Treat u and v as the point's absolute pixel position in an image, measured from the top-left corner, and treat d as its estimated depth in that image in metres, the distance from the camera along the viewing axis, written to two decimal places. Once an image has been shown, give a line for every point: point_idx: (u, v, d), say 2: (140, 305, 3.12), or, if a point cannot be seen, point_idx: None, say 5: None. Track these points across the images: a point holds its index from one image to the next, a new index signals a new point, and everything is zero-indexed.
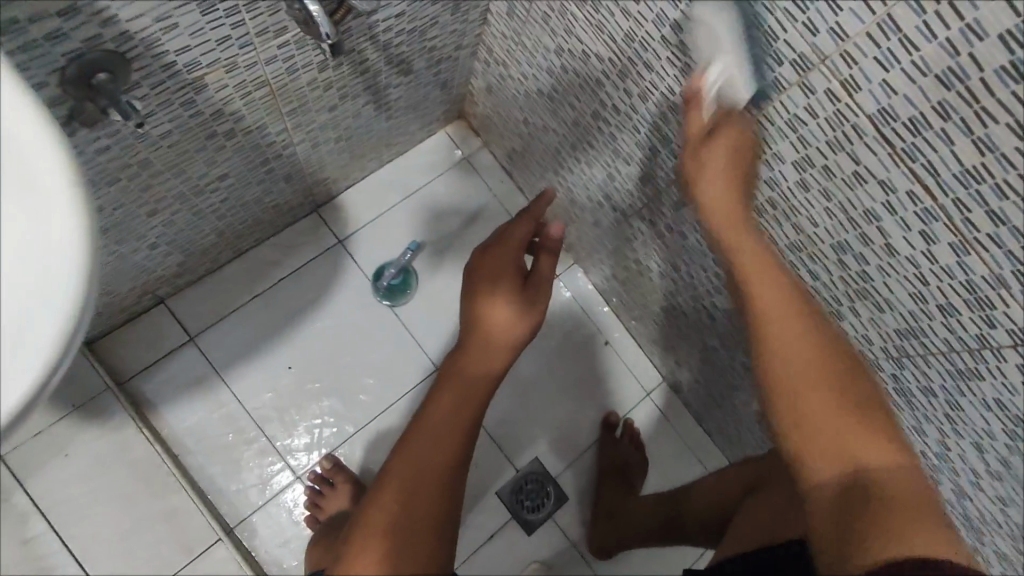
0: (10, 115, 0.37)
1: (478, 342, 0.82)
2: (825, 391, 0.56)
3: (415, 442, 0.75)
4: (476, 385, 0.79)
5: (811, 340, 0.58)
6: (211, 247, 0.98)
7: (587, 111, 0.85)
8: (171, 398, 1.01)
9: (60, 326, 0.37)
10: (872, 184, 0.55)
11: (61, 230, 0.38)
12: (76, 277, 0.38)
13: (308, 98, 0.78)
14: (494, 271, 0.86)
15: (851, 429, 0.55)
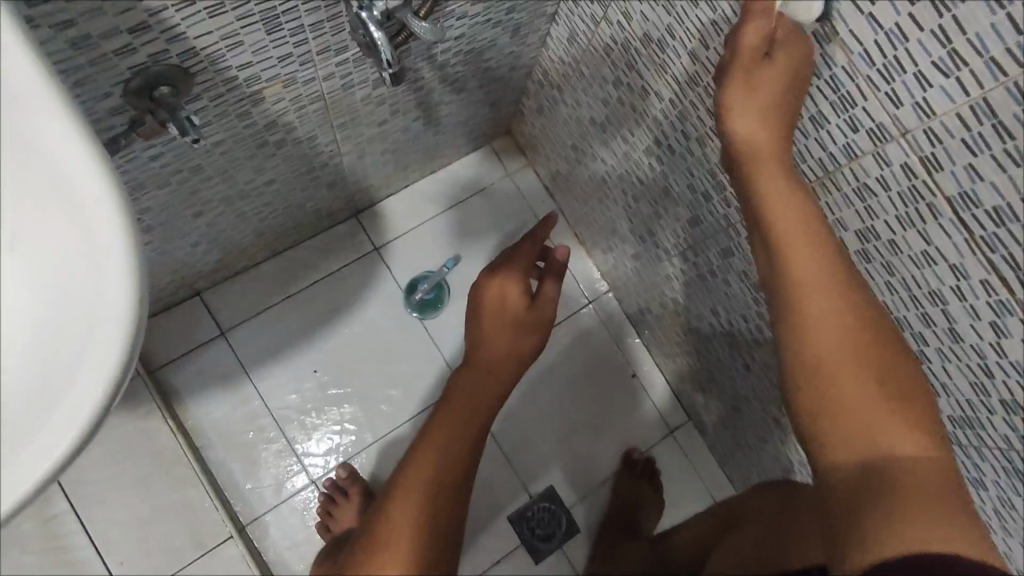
0: (57, 145, 0.35)
1: (489, 366, 0.81)
2: (863, 379, 0.50)
3: (430, 449, 0.75)
4: (482, 399, 0.79)
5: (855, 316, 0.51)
6: (250, 246, 0.99)
7: (640, 146, 0.83)
8: (198, 391, 1.02)
9: (102, 391, 0.35)
10: (942, 266, 0.52)
11: (111, 295, 0.36)
12: (121, 339, 0.36)
13: (360, 112, 0.78)
14: (498, 294, 0.83)
15: (896, 412, 0.49)
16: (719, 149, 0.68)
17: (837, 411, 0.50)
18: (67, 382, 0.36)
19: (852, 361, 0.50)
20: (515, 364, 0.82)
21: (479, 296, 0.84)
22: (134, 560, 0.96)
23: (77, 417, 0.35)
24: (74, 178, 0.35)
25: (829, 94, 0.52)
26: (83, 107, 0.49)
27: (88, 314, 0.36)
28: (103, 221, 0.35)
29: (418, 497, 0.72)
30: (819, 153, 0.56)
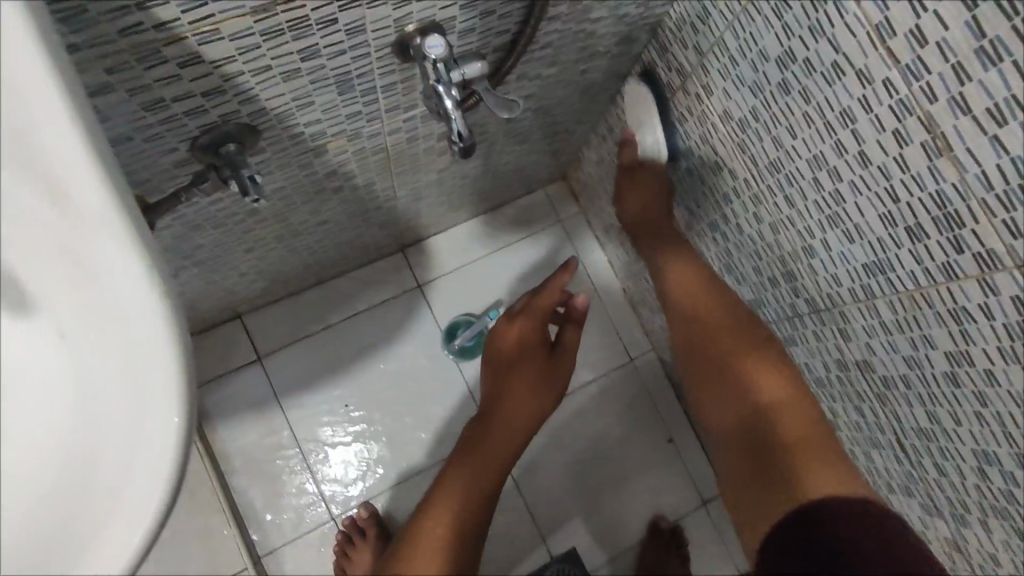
0: (114, 276, 0.32)
1: (508, 412, 0.77)
2: (724, 347, 0.70)
3: (453, 508, 0.70)
4: (508, 443, 0.76)
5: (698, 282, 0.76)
6: (295, 276, 0.99)
7: (704, 219, 0.79)
8: (229, 415, 1.02)
9: (144, 533, 0.32)
10: None
11: (156, 429, 0.33)
12: (165, 478, 0.32)
13: (420, 161, 0.76)
14: (518, 340, 0.79)
15: (749, 366, 0.68)
16: (795, 240, 0.64)
17: (722, 387, 0.69)
18: (100, 518, 0.33)
19: (717, 333, 0.72)
20: (537, 412, 0.78)
21: (499, 344, 0.80)
22: None
23: (122, 553, 0.32)
24: (131, 305, 0.32)
25: (933, 209, 0.48)
26: (150, 160, 0.48)
27: (129, 445, 0.33)
28: (158, 359, 0.33)
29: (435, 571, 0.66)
30: (912, 268, 0.52)
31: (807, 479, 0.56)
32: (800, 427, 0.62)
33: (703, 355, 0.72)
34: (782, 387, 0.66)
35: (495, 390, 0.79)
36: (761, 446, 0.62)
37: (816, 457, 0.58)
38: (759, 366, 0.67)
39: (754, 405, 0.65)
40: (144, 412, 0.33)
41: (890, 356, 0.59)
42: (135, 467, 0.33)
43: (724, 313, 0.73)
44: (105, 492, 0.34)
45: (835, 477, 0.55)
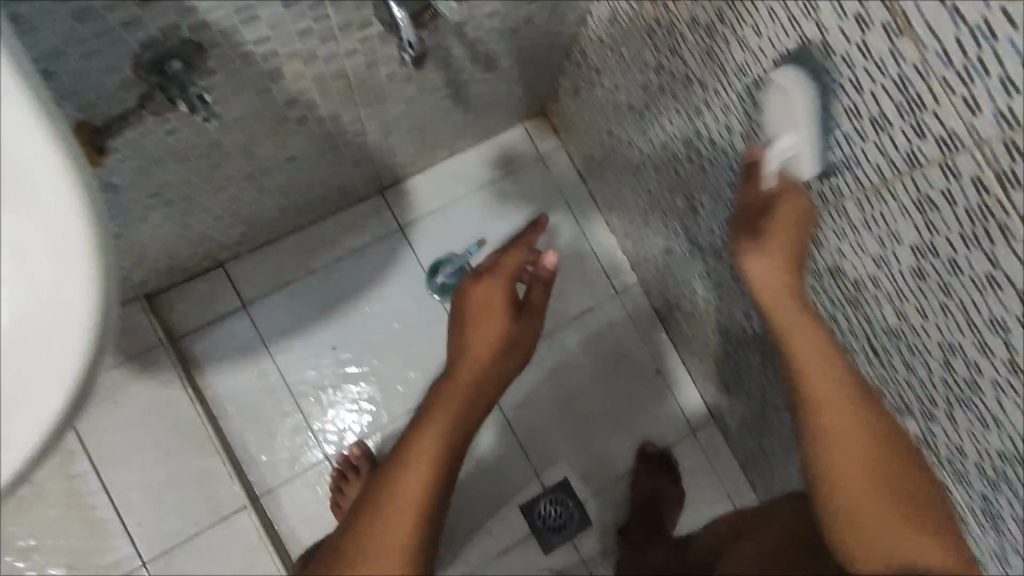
0: (34, 174, 0.39)
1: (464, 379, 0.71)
2: (853, 442, 0.58)
3: (415, 481, 0.66)
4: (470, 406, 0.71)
5: (846, 404, 0.59)
6: (274, 220, 0.98)
7: (679, 137, 0.78)
8: (218, 361, 1.03)
9: (63, 395, 0.39)
10: (1009, 293, 0.47)
11: (67, 312, 0.39)
12: (82, 347, 0.40)
13: (386, 89, 0.75)
14: (481, 302, 0.73)
15: (876, 456, 0.59)
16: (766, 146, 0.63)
17: (846, 475, 0.59)
18: (17, 389, 0.39)
19: (848, 411, 0.59)
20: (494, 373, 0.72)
21: (462, 305, 0.74)
22: (153, 523, 0.97)
23: (47, 411, 0.39)
24: (47, 199, 0.39)
25: (896, 95, 0.47)
26: (92, 81, 0.47)
27: (36, 328, 0.39)
28: (69, 250, 0.39)
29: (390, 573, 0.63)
30: (878, 160, 0.52)
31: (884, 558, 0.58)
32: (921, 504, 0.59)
33: (836, 412, 0.59)
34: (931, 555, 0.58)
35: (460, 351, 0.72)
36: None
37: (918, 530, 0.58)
38: (895, 514, 0.58)
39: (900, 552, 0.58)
40: (56, 297, 0.39)
41: (860, 257, 0.59)
42: (51, 344, 0.39)
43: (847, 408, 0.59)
44: (16, 370, 0.39)
45: (925, 547, 0.58)
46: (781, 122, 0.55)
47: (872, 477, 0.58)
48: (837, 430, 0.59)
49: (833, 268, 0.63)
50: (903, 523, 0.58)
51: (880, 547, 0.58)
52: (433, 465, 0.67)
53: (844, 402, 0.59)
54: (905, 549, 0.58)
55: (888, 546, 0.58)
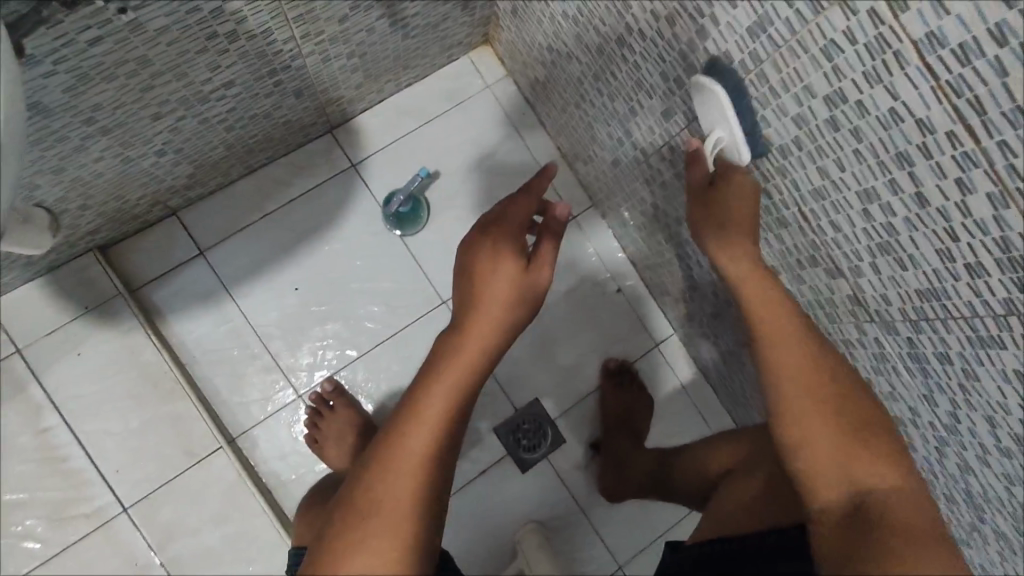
0: None
1: (475, 331, 0.68)
2: (824, 415, 0.62)
3: (434, 418, 0.63)
4: (477, 360, 0.67)
5: (807, 362, 0.65)
6: (221, 161, 0.97)
7: (611, 37, 0.79)
8: (181, 309, 1.03)
9: None
10: (909, 123, 0.49)
11: None
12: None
13: (316, 3, 0.74)
14: (489, 252, 0.70)
15: (856, 448, 0.59)
16: (689, 25, 0.65)
17: (815, 446, 0.61)
18: None
19: (810, 396, 0.63)
20: (498, 329, 0.68)
21: (470, 258, 0.71)
22: (130, 470, 0.98)
23: None
24: None
25: None
26: None
27: None
28: None
29: (409, 512, 0.58)
30: (787, 13, 0.54)
31: (876, 523, 0.54)
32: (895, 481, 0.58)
33: (812, 411, 0.62)
34: (884, 480, 0.58)
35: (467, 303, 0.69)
36: (859, 510, 0.56)
37: (864, 464, 0.59)
38: (856, 453, 0.59)
39: (852, 478, 0.58)
40: None
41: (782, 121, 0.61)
42: None
43: (802, 356, 0.65)
44: None
45: (875, 477, 0.58)
46: (709, 112, 0.67)
47: (831, 419, 0.61)
48: (784, 364, 0.65)
49: (760, 140, 0.66)
50: (849, 450, 0.59)
51: (832, 473, 0.59)
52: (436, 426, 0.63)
53: (815, 382, 0.63)
54: (856, 474, 0.58)
55: (841, 475, 0.59)
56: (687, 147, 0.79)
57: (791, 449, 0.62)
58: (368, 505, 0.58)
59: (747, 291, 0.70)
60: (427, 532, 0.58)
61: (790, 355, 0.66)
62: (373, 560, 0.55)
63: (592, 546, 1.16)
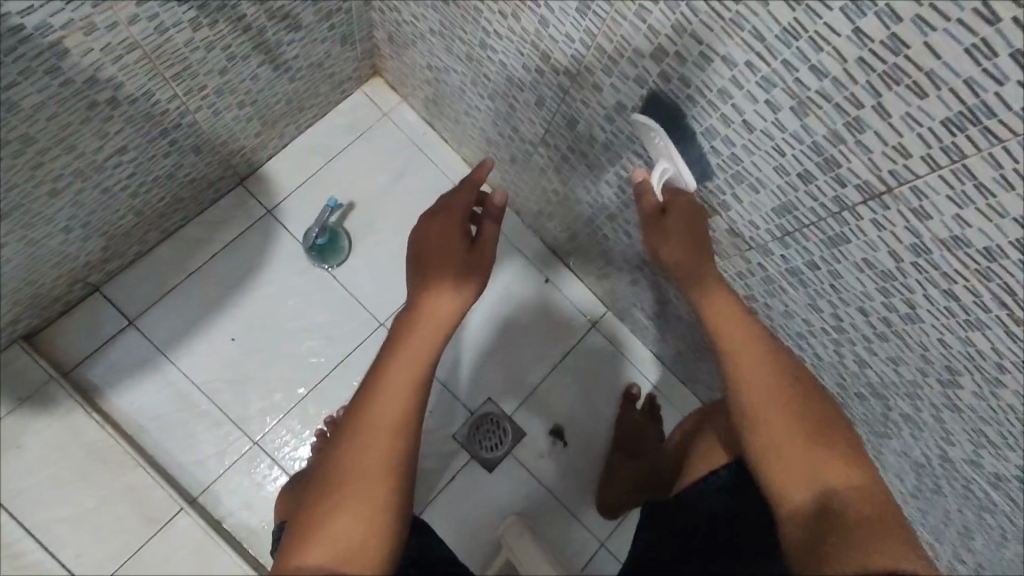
0: None
1: (428, 315, 0.73)
2: (819, 452, 0.60)
3: (395, 410, 0.66)
4: (429, 340, 0.71)
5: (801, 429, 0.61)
6: (133, 229, 0.99)
7: (475, 42, 0.85)
8: (119, 382, 1.04)
9: None
10: (717, 62, 0.56)
11: None
12: None
13: (190, 59, 0.78)
14: (436, 250, 0.77)
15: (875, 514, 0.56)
16: (532, 17, 0.72)
17: (799, 485, 0.59)
18: None
19: (797, 430, 0.61)
20: (449, 311, 0.73)
21: (421, 248, 0.78)
22: (92, 550, 0.97)
23: None
24: None
25: None
26: None
27: None
28: None
29: (377, 479, 0.63)
30: None
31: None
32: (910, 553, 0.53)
33: (794, 449, 0.60)
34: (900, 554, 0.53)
35: (419, 294, 0.75)
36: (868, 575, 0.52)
37: (875, 524, 0.55)
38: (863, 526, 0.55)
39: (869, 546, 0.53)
40: None
41: (628, 85, 0.68)
42: None
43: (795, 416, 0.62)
44: None
45: (888, 544, 0.53)
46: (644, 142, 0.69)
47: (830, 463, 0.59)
48: (753, 399, 0.63)
49: (616, 106, 0.72)
50: (816, 455, 0.59)
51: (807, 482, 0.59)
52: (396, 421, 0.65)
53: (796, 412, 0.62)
54: (822, 479, 0.58)
55: (807, 471, 0.59)
56: (563, 129, 0.85)
57: (769, 460, 0.61)
58: (339, 476, 0.63)
59: (728, 337, 0.66)
60: (394, 493, 0.63)
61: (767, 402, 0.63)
62: (346, 522, 0.60)
63: (572, 528, 1.18)
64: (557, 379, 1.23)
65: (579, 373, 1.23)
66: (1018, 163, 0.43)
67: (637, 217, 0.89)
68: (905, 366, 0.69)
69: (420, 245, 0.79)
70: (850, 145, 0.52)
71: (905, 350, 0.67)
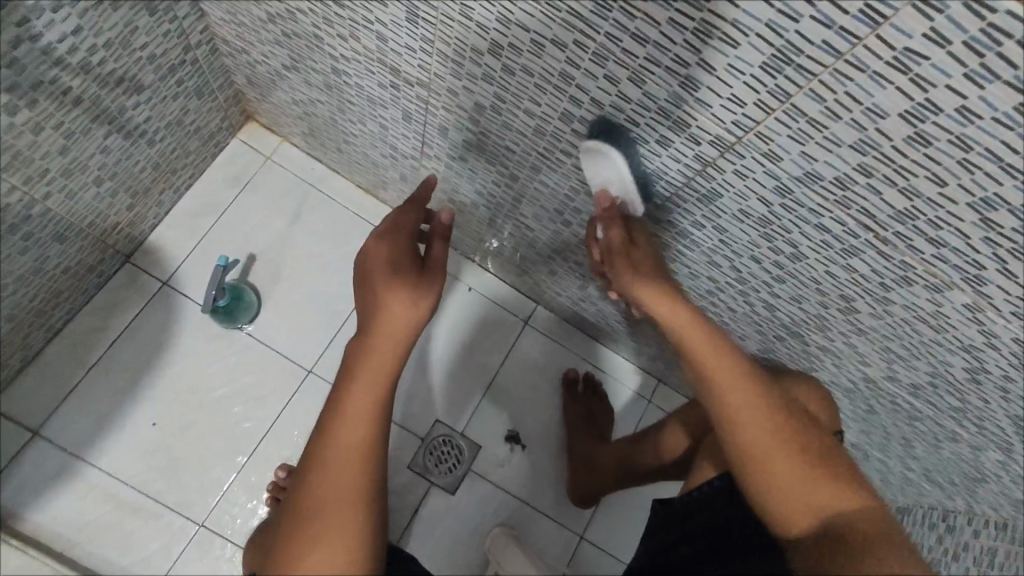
0: None
1: (384, 332, 0.69)
2: (783, 441, 0.58)
3: (359, 439, 0.64)
4: (388, 359, 0.68)
5: (762, 401, 0.59)
6: (12, 334, 0.92)
7: (327, 69, 0.82)
8: (37, 498, 0.96)
9: None
10: (549, 47, 0.55)
11: None
12: None
13: (19, 145, 0.72)
14: (388, 258, 0.75)
15: (817, 467, 0.57)
16: (368, 34, 0.69)
17: (764, 462, 0.58)
18: None
19: (769, 428, 0.58)
20: (402, 330, 0.69)
21: (368, 264, 0.76)
22: None
23: None
24: None
25: None
26: None
27: None
28: None
29: (346, 510, 0.61)
30: None
31: (852, 553, 0.52)
32: (874, 526, 0.55)
33: (768, 442, 0.58)
34: (845, 501, 0.56)
35: (374, 310, 0.71)
36: (830, 536, 0.55)
37: (829, 483, 0.57)
38: (814, 480, 0.57)
39: (816, 508, 0.56)
40: None
41: (481, 85, 0.66)
42: None
43: (769, 412, 0.59)
44: None
45: (833, 494, 0.57)
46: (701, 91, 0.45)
47: (781, 435, 0.58)
48: (765, 452, 0.58)
49: (476, 105, 0.70)
50: (821, 478, 0.57)
51: (802, 500, 0.57)
52: (360, 447, 0.64)
53: (757, 397, 0.59)
54: (820, 494, 0.56)
55: (806, 501, 0.56)
56: (437, 139, 0.84)
57: (757, 475, 0.58)
58: (312, 506, 0.61)
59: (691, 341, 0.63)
60: (368, 520, 0.61)
61: (752, 421, 0.59)
62: (320, 556, 0.58)
63: (545, 528, 1.17)
64: (502, 384, 1.21)
65: (521, 371, 1.22)
66: (836, 93, 0.43)
67: (532, 211, 0.88)
68: (807, 302, 0.71)
69: (366, 260, 0.76)
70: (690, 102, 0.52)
71: (802, 288, 0.68)
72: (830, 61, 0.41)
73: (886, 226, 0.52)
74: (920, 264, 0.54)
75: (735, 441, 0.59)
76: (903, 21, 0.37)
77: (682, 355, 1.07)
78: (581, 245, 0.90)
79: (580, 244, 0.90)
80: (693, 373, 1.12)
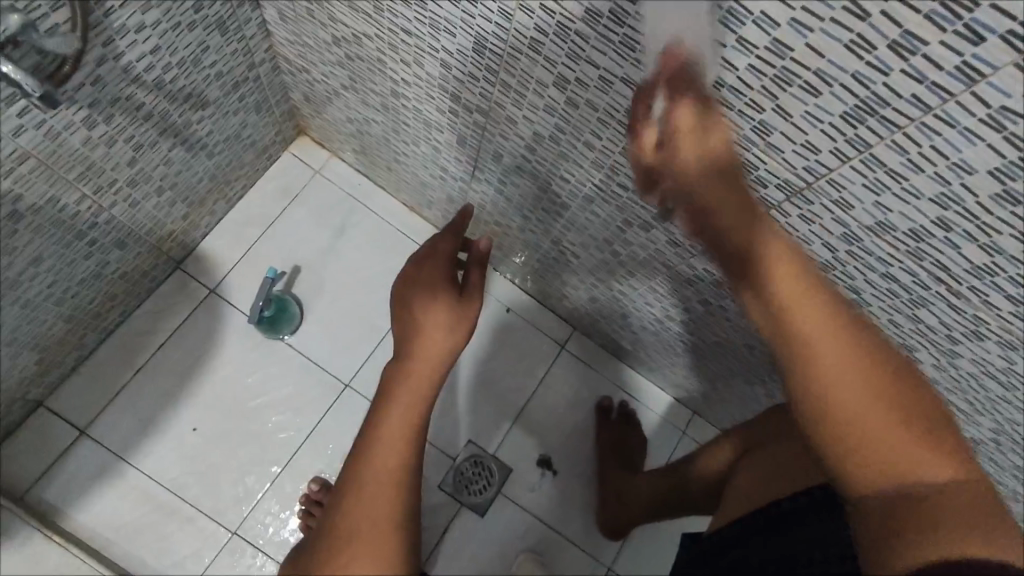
0: None
1: (421, 354, 0.70)
2: (860, 380, 0.44)
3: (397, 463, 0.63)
4: (426, 380, 0.68)
5: (848, 341, 0.44)
6: (68, 335, 0.95)
7: (385, 91, 0.84)
8: (79, 496, 0.99)
9: None
10: (619, 84, 0.55)
11: None
12: None
13: (92, 157, 0.75)
14: (423, 284, 0.75)
15: (912, 423, 0.43)
16: (433, 61, 0.70)
17: (833, 406, 0.44)
18: None
19: (843, 349, 0.44)
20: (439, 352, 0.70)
21: (406, 290, 0.77)
22: None
23: None
24: None
25: None
26: None
27: None
28: None
29: (384, 534, 0.59)
30: (490, 28, 0.59)
31: (922, 524, 0.43)
32: (968, 504, 0.43)
33: (841, 366, 0.44)
34: (943, 470, 0.43)
35: (412, 334, 0.72)
36: (904, 501, 0.43)
37: (925, 454, 0.43)
38: (900, 452, 0.43)
39: (897, 462, 0.43)
40: None
41: (542, 116, 0.66)
42: None
43: (837, 335, 0.44)
44: None
45: (921, 458, 0.43)
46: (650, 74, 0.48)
47: (860, 370, 0.44)
48: (824, 361, 0.44)
49: (534, 135, 0.71)
50: (917, 444, 0.43)
51: (883, 452, 0.43)
52: (398, 471, 0.63)
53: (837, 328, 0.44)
54: (902, 458, 0.43)
55: (890, 457, 0.43)
56: (490, 164, 0.84)
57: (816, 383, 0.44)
58: (348, 531, 0.60)
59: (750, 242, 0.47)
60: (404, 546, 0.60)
61: (833, 352, 0.44)
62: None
63: (572, 557, 1.15)
64: (535, 407, 1.20)
65: (554, 396, 1.22)
66: (921, 147, 0.42)
67: (580, 239, 0.88)
68: None
69: (405, 284, 0.77)
70: (760, 146, 0.51)
71: None
72: (917, 114, 0.40)
73: (961, 280, 0.51)
74: (995, 320, 0.52)
75: (812, 377, 0.44)
76: (1003, 80, 0.36)
77: (722, 389, 1.05)
78: (627, 275, 0.90)
79: (625, 274, 0.89)
80: (732, 408, 1.10)
